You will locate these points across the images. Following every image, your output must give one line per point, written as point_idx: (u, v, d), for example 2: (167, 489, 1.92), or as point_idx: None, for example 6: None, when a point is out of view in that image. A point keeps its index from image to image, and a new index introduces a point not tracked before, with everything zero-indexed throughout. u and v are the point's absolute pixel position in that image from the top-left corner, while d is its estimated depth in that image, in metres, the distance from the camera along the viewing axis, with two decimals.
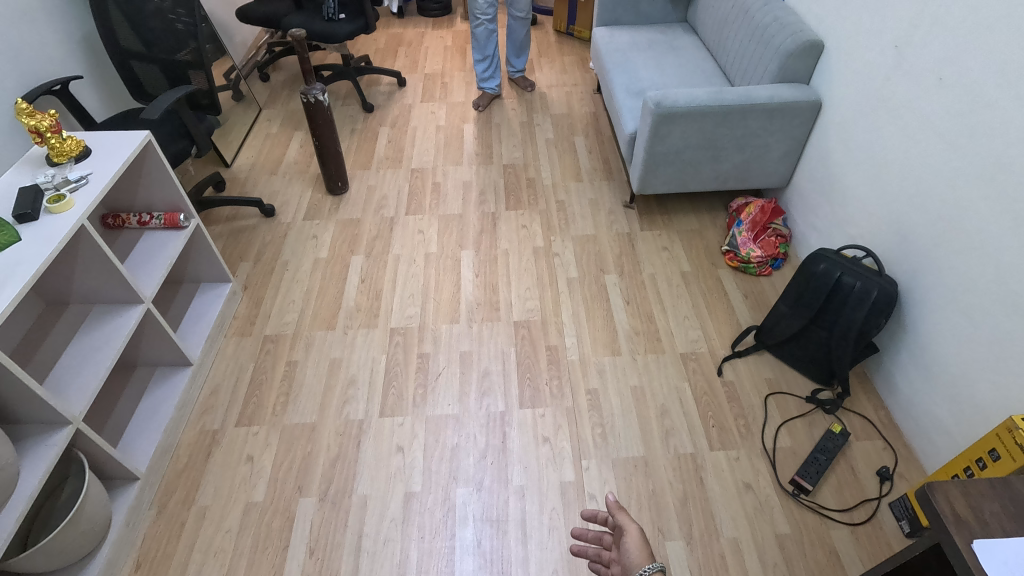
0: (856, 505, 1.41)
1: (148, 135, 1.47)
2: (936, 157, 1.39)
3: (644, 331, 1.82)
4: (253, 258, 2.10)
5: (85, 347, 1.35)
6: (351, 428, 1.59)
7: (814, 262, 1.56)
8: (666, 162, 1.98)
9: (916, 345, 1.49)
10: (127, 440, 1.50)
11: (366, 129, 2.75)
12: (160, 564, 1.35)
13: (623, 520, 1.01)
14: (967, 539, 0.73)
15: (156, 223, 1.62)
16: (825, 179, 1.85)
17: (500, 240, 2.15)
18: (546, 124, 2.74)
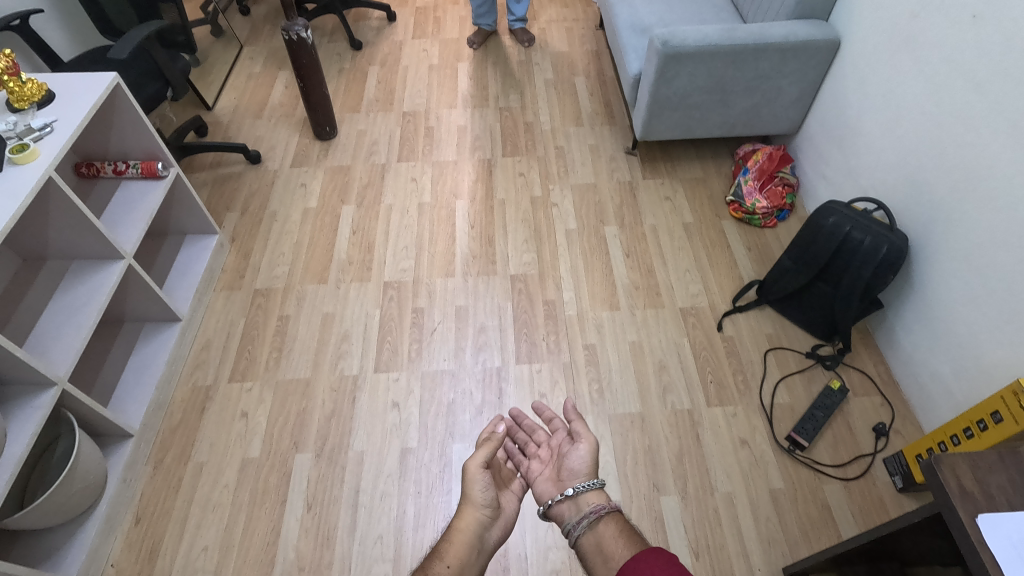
0: (850, 460, 1.42)
1: (116, 76, 1.35)
2: (960, 105, 1.31)
3: (643, 285, 1.78)
4: (239, 208, 2.02)
5: (66, 306, 1.30)
6: (346, 384, 1.57)
7: (823, 215, 1.49)
8: (670, 107, 1.88)
9: (922, 303, 1.45)
10: (118, 398, 1.48)
11: (354, 68, 2.60)
12: (160, 518, 1.36)
13: (578, 429, 1.03)
14: (972, 514, 0.72)
15: (133, 172, 1.53)
16: (838, 127, 1.76)
17: (496, 190, 2.07)
18: (545, 63, 2.59)
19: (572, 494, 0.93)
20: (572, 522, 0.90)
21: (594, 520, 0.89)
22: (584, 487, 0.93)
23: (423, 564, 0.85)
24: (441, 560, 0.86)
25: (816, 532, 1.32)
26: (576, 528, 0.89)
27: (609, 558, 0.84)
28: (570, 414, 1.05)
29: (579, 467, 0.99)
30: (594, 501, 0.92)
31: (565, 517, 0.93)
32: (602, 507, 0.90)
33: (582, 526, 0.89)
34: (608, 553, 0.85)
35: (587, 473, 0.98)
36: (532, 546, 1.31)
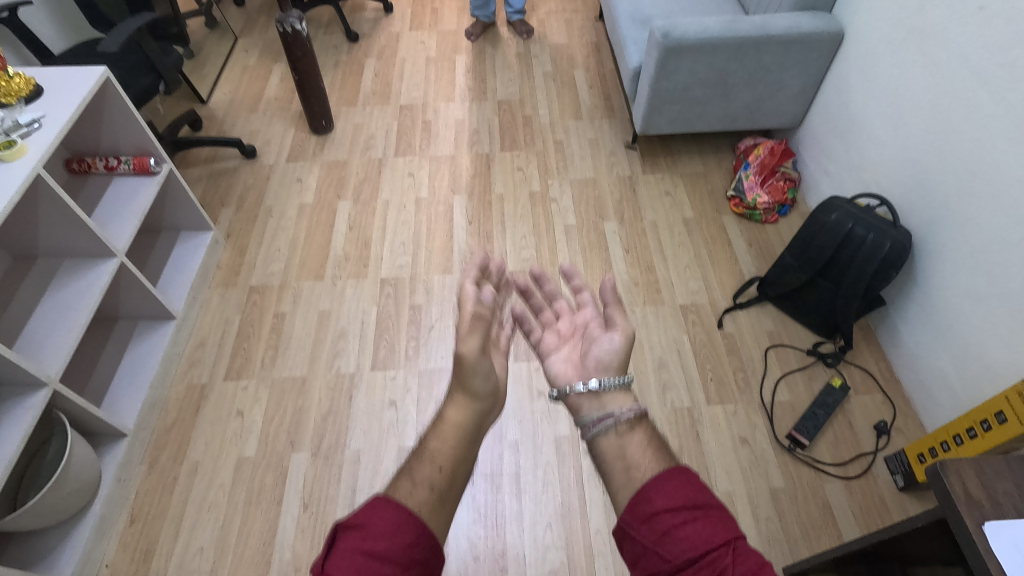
0: (851, 459, 1.41)
1: (106, 71, 1.32)
2: (965, 100, 1.29)
3: (643, 282, 1.76)
4: (234, 204, 2.00)
5: (57, 305, 1.28)
6: (342, 382, 1.56)
7: (825, 212, 1.47)
8: (671, 100, 1.85)
9: (926, 301, 1.43)
10: (112, 397, 1.46)
11: (351, 61, 2.56)
12: (155, 519, 1.35)
13: (614, 316, 0.85)
14: (978, 522, 0.70)
15: (125, 168, 1.52)
16: (841, 121, 1.73)
17: (494, 184, 2.04)
18: (544, 56, 2.55)
19: (594, 388, 0.79)
20: (590, 418, 0.75)
21: (615, 422, 0.73)
22: (611, 383, 0.79)
23: (407, 465, 0.66)
24: (430, 462, 0.67)
25: (817, 532, 1.31)
26: (593, 427, 0.74)
27: (632, 466, 0.67)
28: (608, 295, 0.85)
29: (608, 359, 0.83)
30: (621, 404, 0.77)
31: (581, 411, 0.79)
32: (629, 410, 0.74)
33: (600, 427, 0.73)
34: (631, 461, 0.68)
35: (617, 368, 0.82)
36: (530, 545, 1.31)
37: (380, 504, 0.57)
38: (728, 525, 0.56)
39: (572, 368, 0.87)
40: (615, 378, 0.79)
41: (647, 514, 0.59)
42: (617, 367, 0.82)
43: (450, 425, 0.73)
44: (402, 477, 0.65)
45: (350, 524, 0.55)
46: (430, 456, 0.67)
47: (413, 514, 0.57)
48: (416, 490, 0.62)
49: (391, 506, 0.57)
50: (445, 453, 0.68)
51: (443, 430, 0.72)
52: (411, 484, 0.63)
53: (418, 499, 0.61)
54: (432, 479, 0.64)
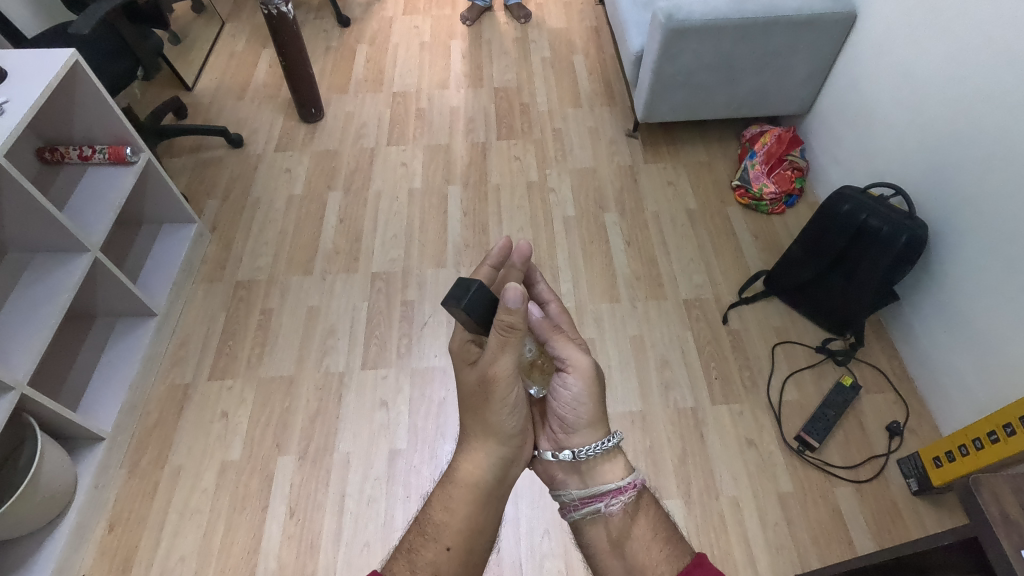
0: (862, 462, 1.35)
1: (75, 53, 1.24)
2: (988, 80, 1.21)
3: (645, 276, 1.69)
4: (221, 195, 1.92)
5: (26, 303, 1.21)
6: (331, 382, 1.49)
7: (837, 202, 1.40)
8: (674, 86, 1.77)
9: (943, 296, 1.36)
10: (89, 398, 1.40)
11: (342, 46, 2.47)
12: (134, 526, 1.29)
13: (563, 352, 0.77)
14: (1017, 546, 0.64)
15: (100, 157, 1.44)
16: (853, 107, 1.65)
17: (490, 174, 1.97)
18: (542, 41, 2.47)
19: (572, 459, 0.78)
20: (570, 500, 0.77)
21: (601, 512, 0.75)
22: (590, 453, 0.78)
23: (410, 546, 0.69)
24: (436, 542, 0.69)
25: (827, 539, 1.25)
26: (574, 510, 0.77)
27: (632, 569, 0.70)
28: (542, 333, 0.78)
29: (576, 415, 0.79)
30: (610, 480, 0.77)
31: (558, 478, 0.81)
32: (617, 500, 0.75)
33: (580, 512, 0.76)
34: (631, 562, 0.71)
35: (591, 422, 0.79)
36: (527, 554, 1.25)
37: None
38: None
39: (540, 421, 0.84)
40: (598, 448, 0.77)
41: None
42: (589, 418, 0.79)
43: (462, 487, 0.74)
44: (401, 559, 0.68)
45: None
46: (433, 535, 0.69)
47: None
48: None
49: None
50: (451, 529, 0.70)
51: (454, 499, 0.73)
52: (409, 571, 0.66)
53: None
54: (435, 564, 0.67)
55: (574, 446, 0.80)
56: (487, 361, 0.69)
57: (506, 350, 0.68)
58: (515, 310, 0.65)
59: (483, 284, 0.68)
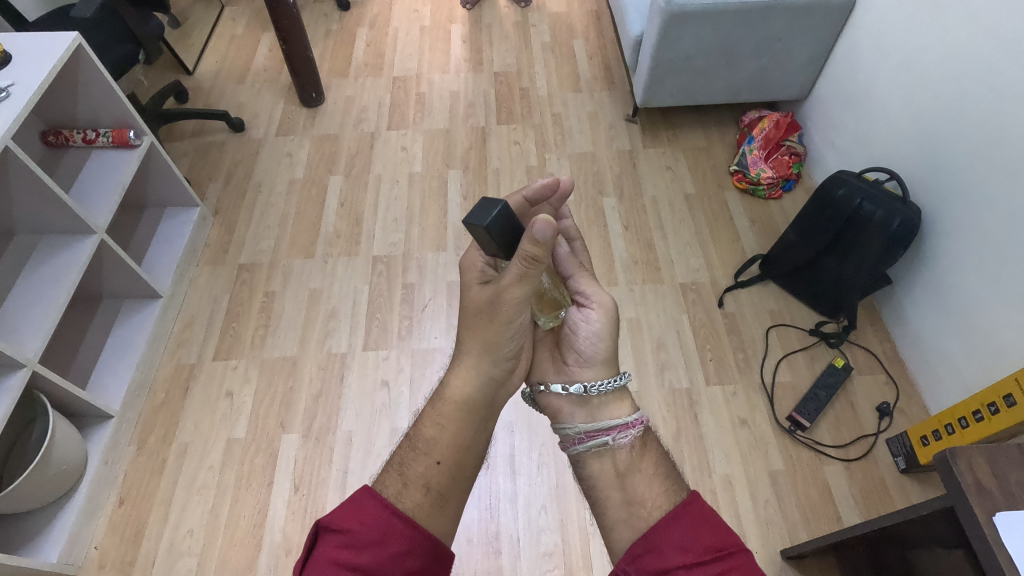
0: (852, 441, 1.38)
1: (77, 37, 1.25)
2: (982, 66, 1.22)
3: (642, 260, 1.72)
4: (223, 179, 1.94)
5: (35, 284, 1.24)
6: (333, 362, 1.52)
7: (832, 186, 1.42)
8: (673, 71, 1.78)
9: (933, 279, 1.39)
10: (97, 378, 1.43)
11: (342, 30, 2.47)
12: (143, 502, 1.33)
13: (586, 287, 0.84)
14: (988, 513, 0.68)
15: (104, 141, 1.46)
16: (851, 92, 1.66)
17: (490, 158, 1.98)
18: (543, 25, 2.46)
19: (581, 394, 0.80)
20: (575, 434, 0.78)
21: (608, 446, 0.75)
22: (604, 389, 0.79)
23: (401, 460, 0.70)
24: (426, 456, 0.71)
25: (816, 514, 1.29)
26: (578, 443, 0.77)
27: (632, 500, 0.70)
28: (568, 269, 0.86)
29: (592, 349, 0.82)
30: (616, 417, 0.78)
31: (563, 414, 0.82)
32: (625, 435, 0.76)
33: (588, 444, 0.76)
34: (631, 495, 0.71)
35: (604, 362, 0.82)
36: (524, 527, 1.29)
37: (365, 502, 0.62)
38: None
39: (550, 359, 0.87)
40: (608, 385, 0.79)
41: (661, 569, 0.61)
42: (604, 355, 0.82)
43: (451, 403, 0.74)
44: (392, 472, 0.69)
45: (334, 525, 0.60)
46: (424, 449, 0.71)
47: (398, 514, 0.62)
48: (407, 491, 0.66)
49: (376, 506, 0.62)
50: (442, 445, 0.72)
51: (444, 414, 0.74)
52: (401, 484, 0.67)
53: (408, 501, 0.65)
54: (426, 479, 0.68)
55: (583, 381, 0.82)
56: (501, 285, 0.71)
57: (522, 280, 0.70)
58: (541, 243, 0.67)
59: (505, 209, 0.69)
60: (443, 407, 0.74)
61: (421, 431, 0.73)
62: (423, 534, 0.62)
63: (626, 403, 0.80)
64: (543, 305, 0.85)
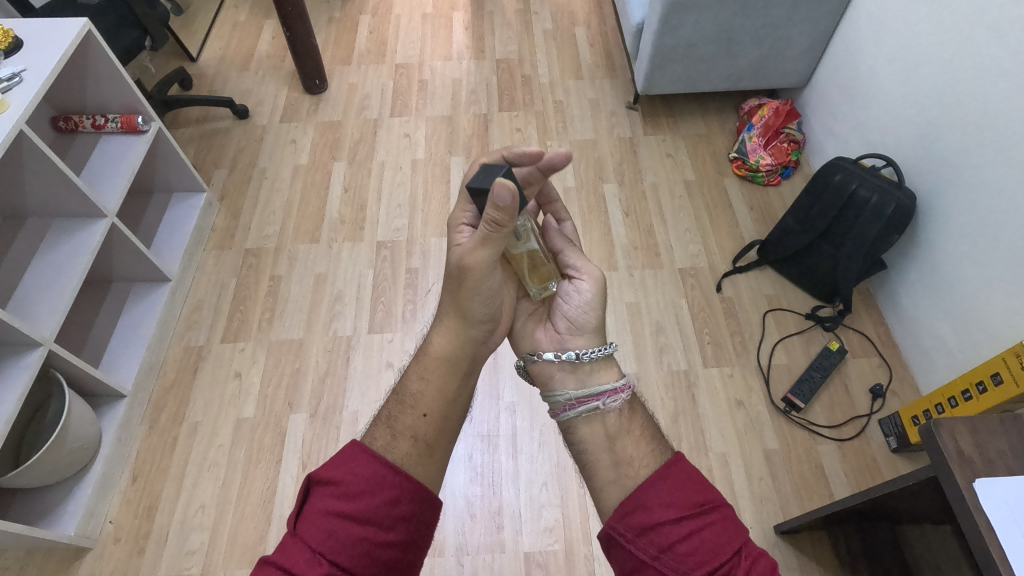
0: (845, 421, 1.42)
1: (87, 22, 1.27)
2: (977, 53, 1.24)
3: (642, 245, 1.74)
4: (228, 165, 1.96)
5: (48, 266, 1.27)
6: (339, 344, 1.56)
7: (829, 172, 1.44)
8: (674, 58, 1.79)
9: (927, 263, 1.42)
10: (109, 358, 1.47)
11: (345, 18, 2.48)
12: (156, 478, 1.37)
13: (576, 260, 0.91)
14: (968, 479, 0.71)
15: (113, 126, 1.48)
16: (849, 78, 1.68)
17: (492, 145, 2.00)
18: (545, 13, 2.47)
19: (573, 361, 0.83)
20: (566, 400, 0.79)
21: (599, 410, 0.78)
22: (593, 357, 0.82)
23: (389, 412, 0.74)
24: (413, 409, 0.74)
25: (808, 491, 1.33)
26: (569, 409, 0.79)
27: (621, 461, 0.73)
28: (558, 246, 0.93)
29: (584, 317, 0.87)
30: (606, 383, 0.81)
31: (554, 383, 0.84)
32: (615, 399, 0.78)
33: (579, 410, 0.78)
34: (620, 455, 0.73)
35: (593, 331, 0.87)
36: (526, 504, 1.33)
37: (353, 455, 0.64)
38: (728, 529, 0.63)
39: (542, 329, 0.90)
40: (598, 352, 0.82)
41: (648, 524, 0.64)
42: (595, 321, 0.87)
43: (433, 358, 0.79)
44: (381, 425, 0.73)
45: (324, 480, 0.63)
46: (411, 401, 0.74)
47: (385, 464, 0.65)
48: (396, 442, 0.70)
49: (365, 459, 0.64)
50: (428, 397, 0.75)
51: (427, 366, 0.78)
52: (389, 435, 0.71)
53: (397, 452, 0.69)
54: (414, 428, 0.72)
55: (575, 348, 0.86)
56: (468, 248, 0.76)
57: (485, 241, 0.74)
58: (500, 209, 0.69)
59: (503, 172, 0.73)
60: (427, 360, 0.79)
61: (409, 385, 0.77)
62: (411, 483, 0.65)
63: (614, 370, 0.83)
64: (535, 275, 0.90)
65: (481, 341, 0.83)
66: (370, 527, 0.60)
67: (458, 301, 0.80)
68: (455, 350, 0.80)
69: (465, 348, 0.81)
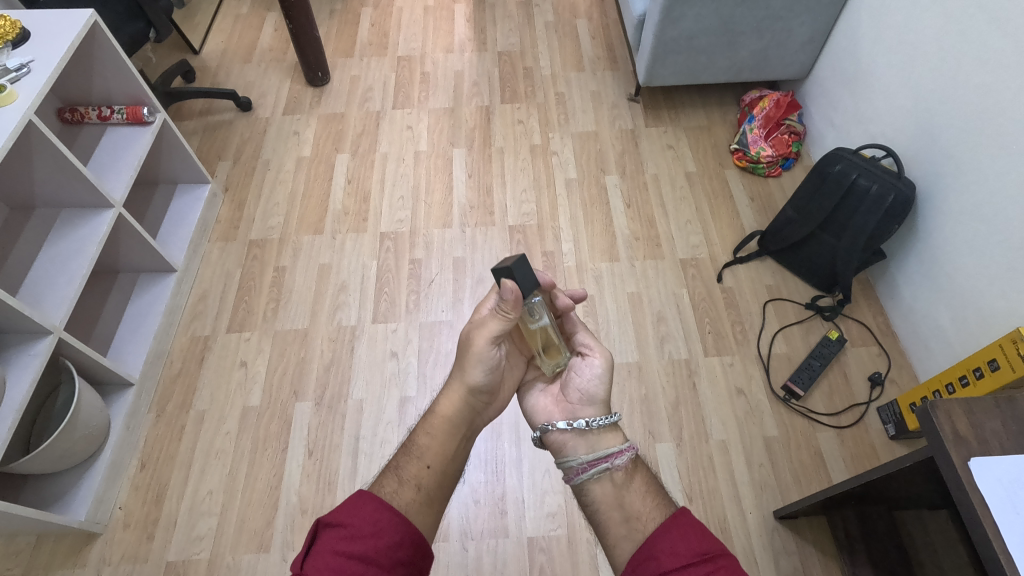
0: (844, 409, 1.44)
1: (94, 14, 1.28)
2: (976, 40, 1.25)
3: (643, 236, 1.75)
4: (232, 157, 1.97)
5: (57, 256, 1.28)
6: (344, 335, 1.57)
7: (829, 162, 1.45)
8: (676, 49, 1.80)
9: (926, 253, 1.43)
10: (117, 348, 1.48)
11: (346, 10, 2.49)
12: (165, 464, 1.39)
13: (586, 340, 0.93)
14: (964, 457, 0.73)
15: (119, 117, 1.49)
16: (850, 69, 1.69)
17: (494, 137, 2.01)
18: (546, 5, 2.48)
19: (583, 428, 0.85)
20: (579, 463, 0.81)
21: (608, 470, 0.80)
22: (601, 424, 0.85)
23: (397, 463, 0.78)
24: (418, 460, 0.78)
25: (807, 478, 1.35)
26: (581, 472, 0.80)
27: (631, 516, 0.75)
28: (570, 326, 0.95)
29: (594, 388, 0.90)
30: (612, 446, 0.83)
31: (566, 450, 0.86)
32: (621, 459, 0.81)
33: (590, 473, 0.80)
34: (629, 510, 0.76)
35: (601, 404, 0.89)
36: (529, 490, 1.35)
37: (361, 501, 0.66)
38: (734, 575, 0.63)
39: (554, 405, 0.93)
40: (604, 419, 0.85)
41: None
42: (604, 393, 0.89)
43: (440, 417, 0.85)
44: (389, 475, 0.76)
45: (330, 522, 0.64)
46: (417, 454, 0.79)
47: (390, 509, 0.67)
48: (402, 489, 0.73)
49: (372, 504, 0.66)
50: (432, 452, 0.80)
51: (433, 426, 0.84)
52: (397, 483, 0.74)
53: (402, 499, 0.72)
54: (419, 478, 0.76)
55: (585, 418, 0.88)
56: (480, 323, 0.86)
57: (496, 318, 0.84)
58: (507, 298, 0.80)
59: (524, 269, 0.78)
60: (434, 420, 0.85)
61: (418, 441, 0.82)
62: (413, 528, 0.67)
63: (618, 433, 0.85)
64: (550, 353, 0.91)
65: (479, 409, 0.90)
66: (374, 569, 0.62)
67: (462, 370, 0.88)
68: (458, 412, 0.86)
69: (465, 413, 0.87)
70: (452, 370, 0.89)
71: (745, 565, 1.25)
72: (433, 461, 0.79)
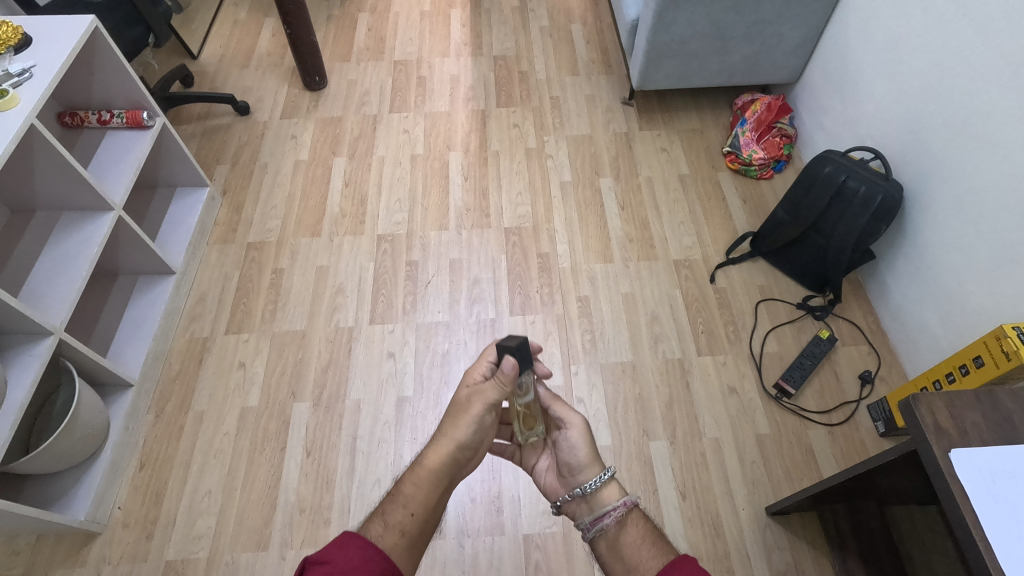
0: (835, 407, 1.46)
1: (94, 20, 1.30)
2: (961, 47, 1.28)
3: (637, 238, 1.78)
4: (230, 160, 1.99)
5: (58, 258, 1.30)
6: (342, 336, 1.59)
7: (819, 164, 1.47)
8: (668, 54, 1.83)
9: (914, 253, 1.46)
10: (117, 349, 1.50)
11: (344, 15, 2.51)
12: (163, 465, 1.40)
13: (562, 414, 0.94)
14: (944, 449, 0.75)
15: (118, 122, 1.51)
16: (839, 73, 1.72)
17: (490, 141, 2.03)
18: (541, 10, 2.51)
19: (582, 494, 0.88)
20: (585, 524, 0.85)
21: (607, 527, 0.83)
22: (595, 486, 0.86)
23: (382, 507, 0.79)
24: (403, 508, 0.79)
25: (799, 475, 1.37)
26: (589, 532, 0.84)
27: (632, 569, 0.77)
28: (545, 401, 0.95)
29: (577, 458, 0.91)
30: (610, 501, 0.85)
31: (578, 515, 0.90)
32: (618, 514, 0.83)
33: (596, 530, 0.83)
34: (631, 563, 0.78)
35: (590, 464, 0.91)
36: (525, 490, 1.36)
37: (346, 542, 0.67)
38: None
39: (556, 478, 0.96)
40: (596, 479, 0.87)
41: None
42: (591, 454, 0.91)
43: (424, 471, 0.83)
44: (375, 518, 0.77)
45: (316, 559, 0.65)
46: (401, 501, 0.79)
47: (373, 547, 0.69)
48: (387, 532, 0.75)
49: (357, 544, 0.68)
50: (417, 499, 0.80)
51: (418, 477, 0.83)
52: (382, 527, 0.75)
53: (386, 541, 0.73)
54: (402, 525, 0.76)
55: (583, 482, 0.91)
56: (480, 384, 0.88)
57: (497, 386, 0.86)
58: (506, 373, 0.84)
59: (523, 348, 0.83)
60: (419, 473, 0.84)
61: (402, 488, 0.82)
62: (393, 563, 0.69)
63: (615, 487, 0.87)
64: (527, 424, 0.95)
65: (462, 465, 0.88)
66: None
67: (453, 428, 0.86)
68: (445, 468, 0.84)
69: (450, 468, 0.85)
70: (442, 426, 0.87)
71: (739, 563, 1.27)
72: (418, 507, 0.80)
